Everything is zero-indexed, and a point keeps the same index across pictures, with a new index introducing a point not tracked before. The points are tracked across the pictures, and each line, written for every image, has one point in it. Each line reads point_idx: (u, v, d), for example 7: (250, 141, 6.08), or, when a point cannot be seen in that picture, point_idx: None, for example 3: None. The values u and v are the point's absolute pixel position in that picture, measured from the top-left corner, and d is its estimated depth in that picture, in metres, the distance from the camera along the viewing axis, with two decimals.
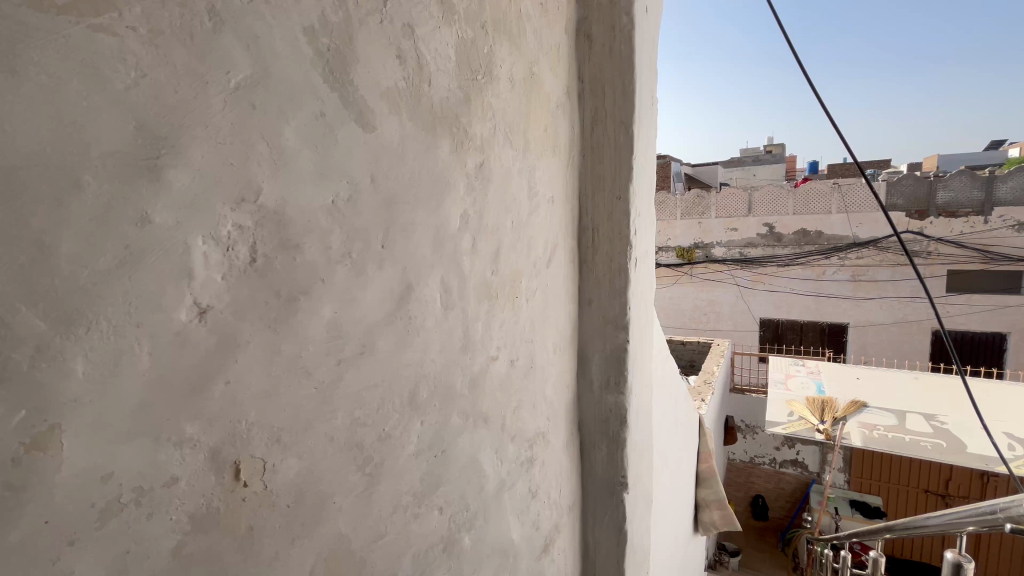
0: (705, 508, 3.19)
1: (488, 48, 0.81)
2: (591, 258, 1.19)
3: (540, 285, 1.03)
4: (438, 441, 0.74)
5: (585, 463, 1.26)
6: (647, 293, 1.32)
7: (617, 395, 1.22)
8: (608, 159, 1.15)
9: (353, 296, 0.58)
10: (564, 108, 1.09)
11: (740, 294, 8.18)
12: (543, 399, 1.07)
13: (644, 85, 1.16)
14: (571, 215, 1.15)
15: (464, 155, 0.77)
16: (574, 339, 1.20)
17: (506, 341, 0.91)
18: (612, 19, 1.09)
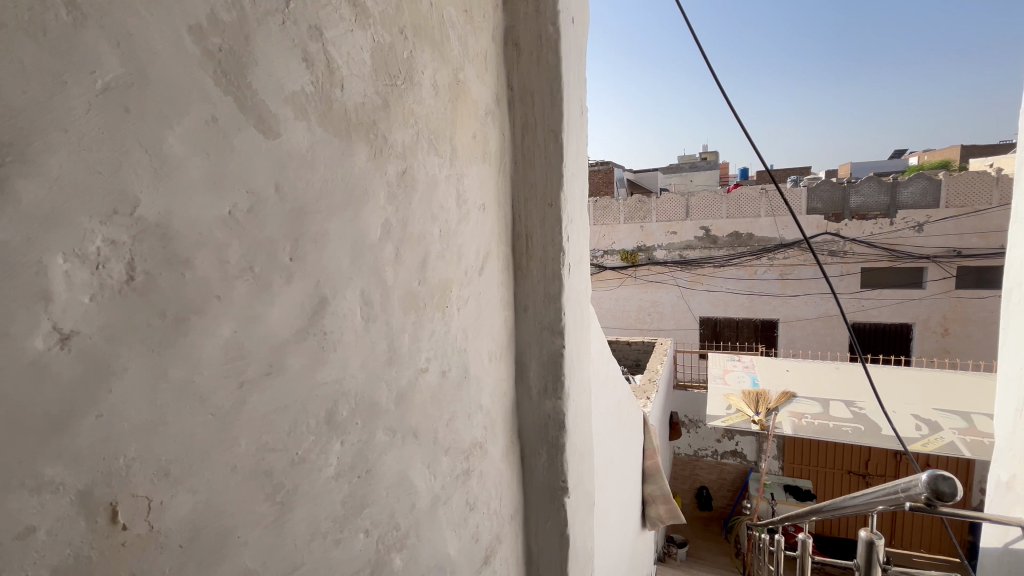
0: (652, 504, 3.29)
1: (408, 53, 0.79)
2: (526, 264, 1.19)
3: (473, 294, 1.02)
4: (362, 461, 0.71)
5: (526, 471, 1.26)
6: (582, 298, 1.34)
7: (555, 401, 1.23)
8: (539, 166, 1.16)
9: (255, 313, 0.55)
10: (494, 116, 1.08)
11: (681, 295, 8.55)
12: (479, 409, 1.06)
13: (572, 94, 1.18)
14: (505, 222, 1.15)
15: (383, 162, 0.74)
16: (511, 346, 1.20)
17: (437, 352, 0.89)
18: (539, 28, 1.10)
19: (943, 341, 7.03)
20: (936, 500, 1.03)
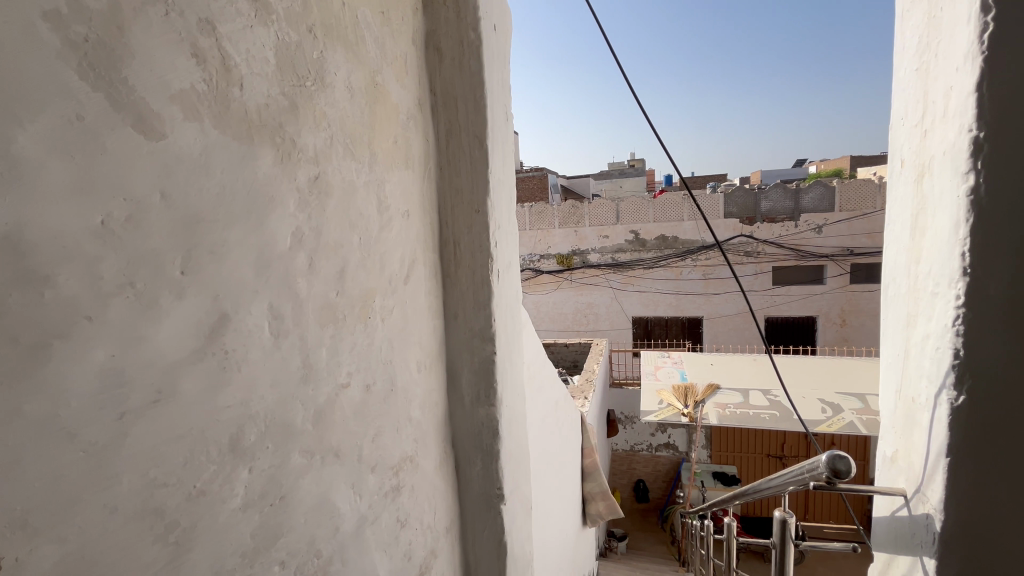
0: (592, 501, 3.37)
1: (318, 53, 0.75)
2: (454, 272, 1.18)
3: (398, 304, 0.98)
4: (273, 488, 0.67)
5: (460, 481, 1.23)
6: (513, 302, 1.34)
7: (488, 408, 1.21)
8: (464, 172, 1.15)
9: (139, 334, 0.50)
10: (416, 121, 1.06)
11: (615, 296, 8.87)
12: (409, 421, 1.02)
13: (496, 100, 1.18)
14: (431, 229, 1.13)
15: (292, 167, 0.70)
16: (441, 355, 1.18)
17: (360, 365, 0.85)
18: (460, 33, 1.10)
19: (842, 331, 7.82)
20: (835, 477, 1.12)
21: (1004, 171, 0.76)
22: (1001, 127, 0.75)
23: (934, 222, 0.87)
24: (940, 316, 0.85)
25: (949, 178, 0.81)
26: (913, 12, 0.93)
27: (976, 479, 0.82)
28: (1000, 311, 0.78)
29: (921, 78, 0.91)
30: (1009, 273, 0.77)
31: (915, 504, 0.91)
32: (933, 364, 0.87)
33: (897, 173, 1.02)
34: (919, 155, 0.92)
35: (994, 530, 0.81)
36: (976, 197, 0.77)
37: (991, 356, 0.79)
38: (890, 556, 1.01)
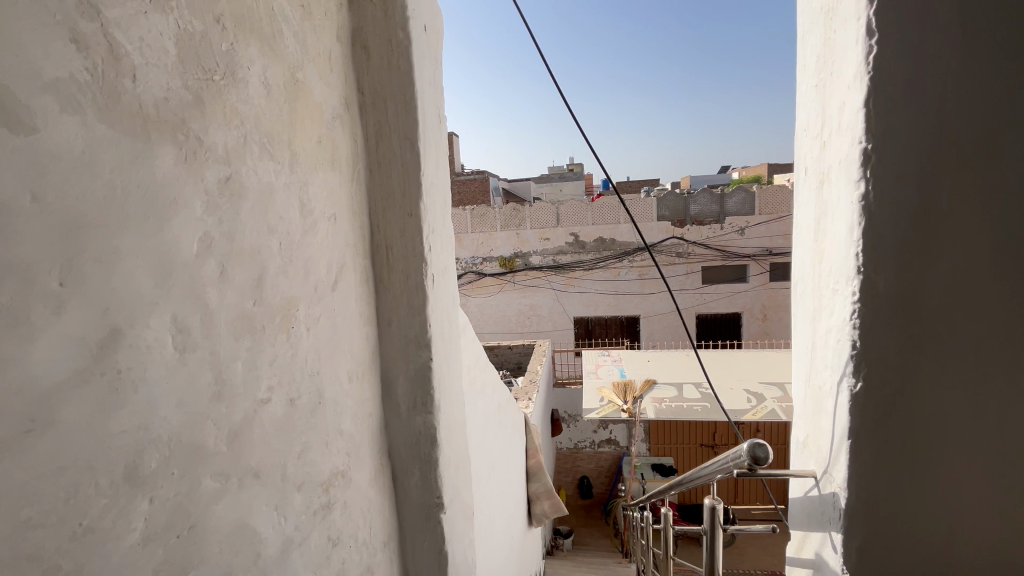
0: (537, 501, 3.40)
1: (228, 45, 0.70)
2: (387, 277, 1.14)
3: (325, 311, 0.94)
4: (180, 517, 0.61)
5: (398, 492, 1.19)
6: (449, 307, 1.31)
7: (425, 416, 1.17)
8: (396, 174, 1.11)
9: (4, 353, 0.44)
10: (343, 121, 1.02)
11: (557, 297, 9.04)
12: (339, 434, 0.98)
13: (427, 102, 1.16)
14: (361, 233, 1.08)
15: (198, 167, 0.65)
16: (374, 364, 1.13)
17: (281, 379, 0.80)
18: (388, 32, 1.06)
19: (763, 325, 8.44)
20: (755, 464, 1.19)
21: (889, 179, 0.84)
22: (886, 140, 0.83)
23: (833, 225, 0.95)
24: (840, 311, 0.92)
25: (845, 186, 0.89)
26: (811, 33, 1.02)
27: (873, 458, 0.90)
28: (889, 305, 0.87)
29: (819, 93, 0.99)
30: (895, 271, 0.86)
31: (824, 484, 0.99)
32: (836, 355, 0.95)
33: (801, 180, 1.10)
34: (819, 165, 1.00)
35: (890, 503, 0.90)
36: (867, 203, 0.85)
37: (883, 346, 0.88)
38: (803, 534, 1.09)
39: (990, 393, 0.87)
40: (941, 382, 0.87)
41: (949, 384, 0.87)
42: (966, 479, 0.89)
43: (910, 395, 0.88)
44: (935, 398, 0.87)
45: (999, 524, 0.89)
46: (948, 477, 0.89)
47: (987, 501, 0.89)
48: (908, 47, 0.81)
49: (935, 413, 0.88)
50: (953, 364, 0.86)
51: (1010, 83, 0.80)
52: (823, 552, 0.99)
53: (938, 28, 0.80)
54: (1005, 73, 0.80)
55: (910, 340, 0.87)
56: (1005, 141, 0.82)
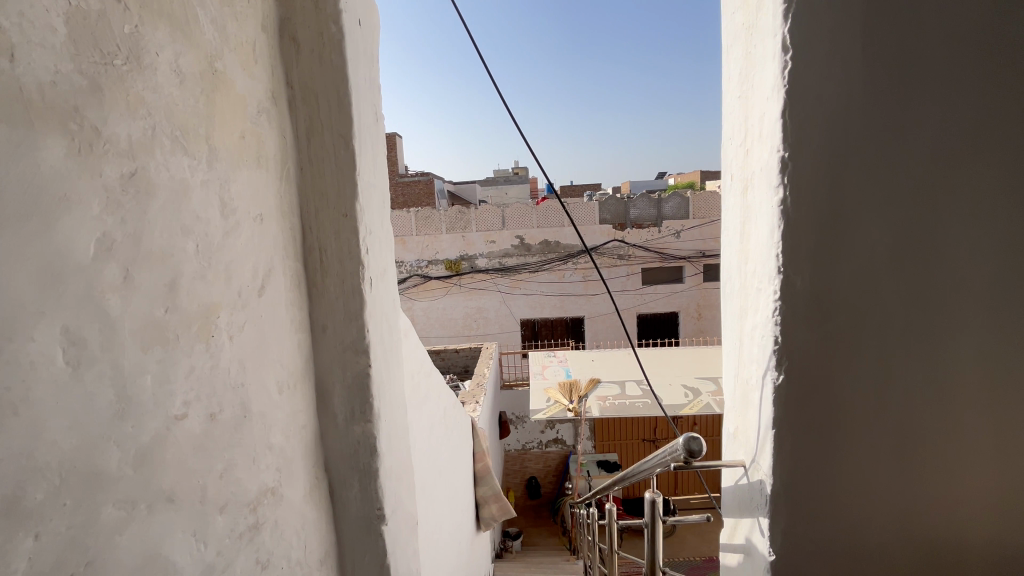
0: (485, 505, 3.38)
1: (132, 28, 0.64)
2: (321, 281, 1.08)
3: (251, 318, 0.87)
4: (74, 549, 0.56)
5: (336, 506, 1.13)
6: (390, 311, 1.26)
7: (364, 426, 1.12)
8: (329, 173, 1.05)
9: None
10: (270, 116, 0.96)
11: (503, 300, 9.07)
12: (269, 449, 0.91)
13: (363, 98, 1.11)
14: (291, 234, 1.02)
15: (96, 161, 0.59)
16: (308, 372, 1.07)
17: (199, 392, 0.74)
18: (319, 24, 1.00)
19: (698, 323, 8.90)
20: (690, 457, 1.24)
21: (803, 185, 0.90)
22: (801, 148, 0.90)
23: (756, 229, 1.01)
24: (763, 309, 0.98)
25: (766, 191, 0.95)
26: (734, 47, 1.08)
27: (795, 446, 0.96)
28: (805, 302, 0.93)
29: (742, 104, 1.05)
30: (810, 270, 0.92)
31: (752, 472, 1.05)
32: (760, 350, 1.00)
33: (728, 185, 1.17)
34: (743, 171, 1.07)
35: (810, 488, 0.97)
36: (785, 207, 0.91)
37: (801, 342, 0.94)
38: (734, 521, 1.14)
39: (894, 382, 0.95)
40: (853, 372, 0.95)
41: (859, 376, 0.95)
42: (875, 462, 0.97)
43: (826, 387, 0.95)
44: (847, 387, 0.95)
45: (903, 501, 0.98)
46: (857, 459, 0.96)
47: (893, 481, 0.97)
48: (818, 63, 0.88)
49: (848, 402, 0.95)
50: (862, 356, 0.94)
51: (907, 100, 0.88)
52: (752, 537, 1.05)
53: (843, 48, 0.87)
54: (903, 90, 0.88)
55: (824, 334, 0.94)
56: (904, 153, 0.90)
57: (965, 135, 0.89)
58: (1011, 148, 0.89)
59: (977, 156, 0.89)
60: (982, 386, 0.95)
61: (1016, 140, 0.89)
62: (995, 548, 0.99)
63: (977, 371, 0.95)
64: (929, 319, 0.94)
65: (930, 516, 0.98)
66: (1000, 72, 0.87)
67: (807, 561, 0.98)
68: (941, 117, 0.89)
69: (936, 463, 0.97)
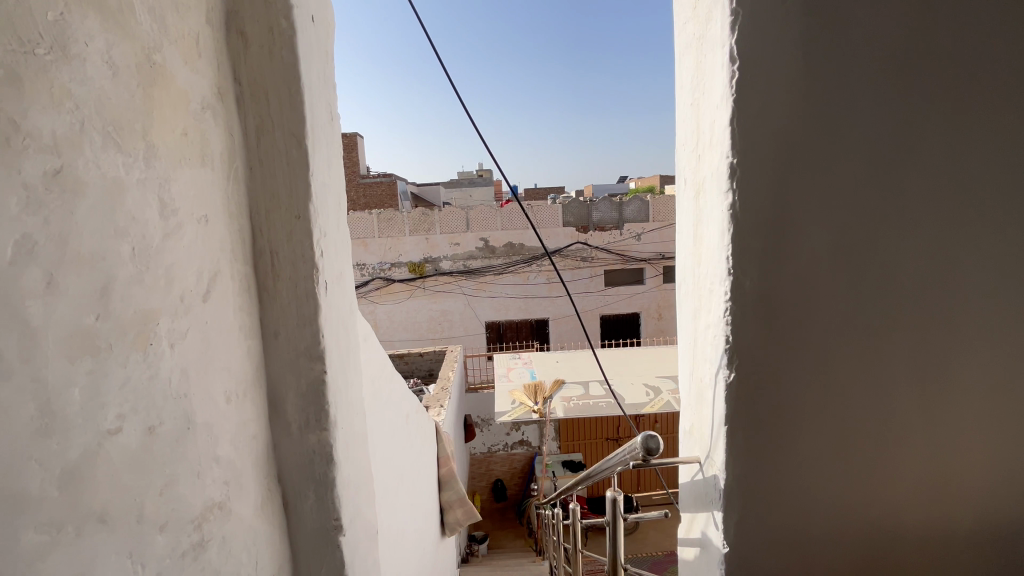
0: (450, 510, 3.34)
1: (58, 17, 0.61)
2: (272, 285, 1.03)
3: (194, 325, 0.83)
4: None
5: (290, 519, 1.09)
6: (347, 316, 1.22)
7: (320, 434, 1.08)
8: (281, 173, 1.01)
9: None
10: (215, 112, 0.92)
11: (468, 302, 9.02)
12: (215, 461, 0.87)
13: (316, 97, 1.07)
14: (238, 236, 0.98)
15: (14, 156, 0.55)
16: (259, 381, 1.03)
17: (135, 403, 0.70)
18: (269, 18, 0.96)
19: (659, 324, 9.13)
20: (648, 455, 1.26)
21: (750, 191, 0.94)
22: (747, 155, 0.93)
23: (708, 232, 1.04)
24: (715, 309, 1.02)
25: (717, 196, 0.99)
26: (685, 56, 1.11)
27: (745, 441, 1.00)
28: (753, 302, 0.97)
29: (694, 111, 1.08)
30: (758, 272, 0.96)
31: (706, 467, 1.09)
32: (713, 349, 1.04)
33: (682, 190, 1.20)
34: (695, 176, 1.10)
35: (761, 481, 1.01)
36: (733, 212, 0.95)
37: (750, 341, 0.98)
38: (691, 515, 1.18)
39: (836, 377, 1.00)
40: (798, 369, 0.99)
41: (804, 372, 0.99)
42: (819, 454, 1.01)
43: (773, 383, 0.99)
44: (794, 382, 0.99)
45: (845, 490, 1.03)
46: (803, 452, 1.01)
47: (837, 471, 1.02)
48: (762, 73, 0.92)
49: (794, 398, 1.00)
50: (806, 353, 0.99)
51: (844, 110, 0.93)
52: (707, 530, 1.08)
53: (785, 61, 0.91)
54: (840, 101, 0.93)
55: (771, 333, 0.98)
56: (843, 160, 0.94)
57: (896, 144, 0.95)
58: (936, 156, 0.95)
59: (906, 163, 0.95)
60: (914, 379, 1.01)
61: (940, 149, 0.95)
62: (928, 531, 1.06)
63: (909, 365, 1.01)
64: (867, 317, 0.99)
65: (870, 503, 1.04)
66: (925, 84, 0.93)
67: (759, 551, 1.02)
68: (874, 126, 0.94)
69: (874, 453, 1.03)
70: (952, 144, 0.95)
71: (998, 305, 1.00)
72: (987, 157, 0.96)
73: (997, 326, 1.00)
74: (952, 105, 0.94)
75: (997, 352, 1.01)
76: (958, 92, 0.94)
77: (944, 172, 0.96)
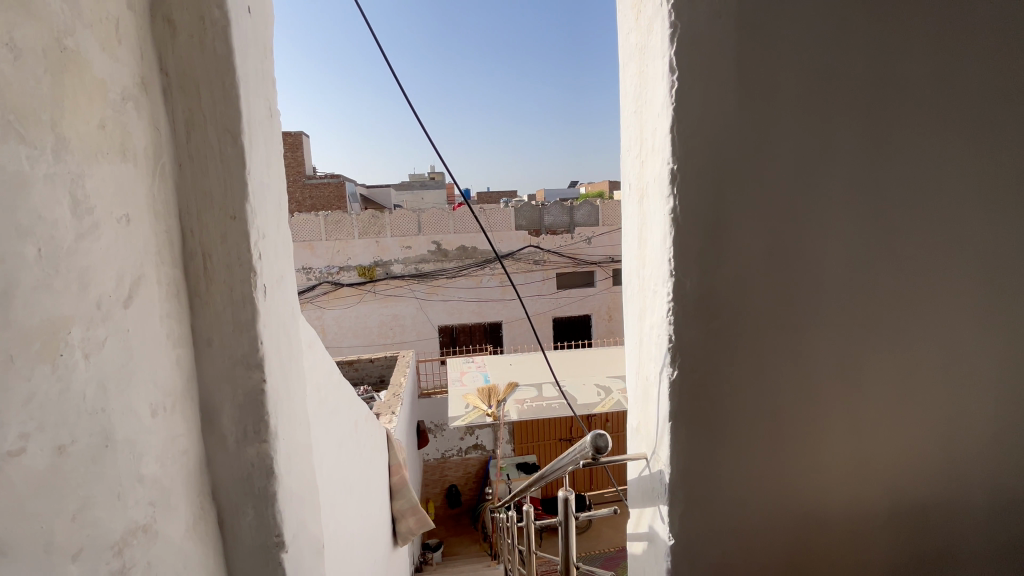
0: (402, 519, 3.26)
1: None
2: (205, 290, 0.97)
3: (114, 334, 0.77)
4: None
5: (226, 537, 1.02)
6: (288, 321, 1.17)
7: (259, 446, 1.02)
8: (214, 171, 0.95)
9: None
10: (138, 104, 0.85)
11: (420, 306, 8.88)
12: (139, 480, 0.80)
13: (253, 91, 1.01)
14: (166, 237, 0.91)
15: None
16: (190, 392, 0.96)
17: (41, 418, 0.64)
18: (199, 7, 0.90)
19: (609, 325, 9.37)
20: (597, 454, 1.29)
21: (689, 196, 0.99)
22: (686, 162, 0.98)
23: (652, 236, 1.08)
24: (659, 309, 1.06)
25: (659, 200, 1.02)
26: (629, 65, 1.15)
27: (688, 436, 1.04)
28: (693, 301, 1.01)
29: (637, 119, 1.12)
30: (697, 274, 1.01)
31: (653, 463, 1.12)
32: (658, 348, 1.08)
33: (627, 194, 1.24)
34: (640, 181, 1.14)
35: (703, 473, 1.05)
36: (675, 216, 0.99)
37: (692, 340, 1.02)
38: (639, 510, 1.21)
39: (769, 372, 1.06)
40: (735, 365, 1.04)
41: (741, 369, 1.05)
42: (755, 445, 1.07)
43: (713, 380, 1.04)
44: (732, 377, 1.04)
45: (778, 478, 1.09)
46: (741, 443, 1.06)
47: (771, 460, 1.08)
48: (699, 85, 0.96)
49: (733, 393, 1.05)
50: (741, 350, 1.04)
51: (772, 120, 0.99)
52: (655, 523, 1.11)
53: (720, 72, 0.96)
54: (769, 112, 0.99)
55: (710, 331, 1.03)
56: (774, 167, 1.00)
57: (821, 154, 1.02)
58: (856, 166, 1.03)
59: (829, 173, 1.02)
60: (838, 372, 1.09)
61: (859, 160, 1.03)
62: (852, 513, 1.14)
63: (833, 359, 1.09)
64: (798, 314, 1.06)
65: (801, 488, 1.11)
66: (845, 100, 1.01)
67: (702, 541, 1.07)
68: (801, 137, 1.00)
69: (804, 442, 1.10)
70: (869, 156, 1.03)
71: (909, 304, 1.09)
72: (898, 168, 1.04)
73: (909, 323, 1.10)
74: (868, 119, 1.02)
75: (909, 347, 1.11)
76: (873, 108, 1.02)
77: (862, 181, 1.04)
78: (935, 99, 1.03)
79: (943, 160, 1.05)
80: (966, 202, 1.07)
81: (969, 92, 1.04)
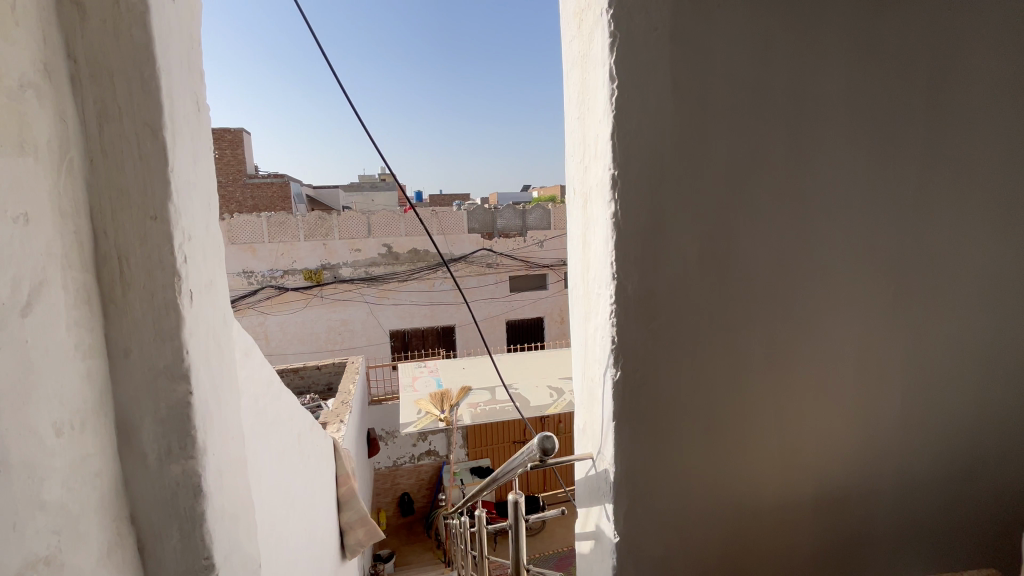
0: (350, 531, 3.14)
1: None
2: (121, 296, 0.89)
3: (7, 345, 0.69)
4: None
5: (146, 562, 0.94)
6: (219, 329, 1.09)
7: (184, 464, 0.94)
8: (131, 167, 0.87)
9: None
10: (39, 92, 0.78)
11: (370, 311, 8.62)
12: (39, 507, 0.73)
13: (177, 83, 0.94)
14: (73, 238, 0.83)
15: None
16: (103, 407, 0.88)
17: None
18: None
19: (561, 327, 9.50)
20: (544, 455, 1.30)
21: (629, 201, 1.01)
22: (626, 168, 1.00)
23: (595, 239, 1.10)
24: (602, 311, 1.08)
25: (602, 204, 1.05)
26: (573, 72, 1.17)
27: (632, 434, 1.07)
28: (634, 303, 1.04)
29: (580, 125, 1.14)
30: (638, 277, 1.04)
31: (598, 462, 1.14)
32: (603, 350, 1.10)
33: (572, 198, 1.26)
34: (583, 186, 1.16)
35: (646, 470, 1.08)
36: (616, 220, 1.01)
37: (634, 342, 1.05)
38: (586, 510, 1.22)
39: (707, 370, 1.11)
40: (674, 364, 1.08)
41: (680, 368, 1.09)
42: (694, 440, 1.11)
43: (655, 380, 1.07)
44: (671, 376, 1.08)
45: (716, 471, 1.14)
46: (680, 440, 1.10)
47: (709, 454, 1.13)
48: (637, 93, 0.99)
49: (672, 393, 1.09)
50: (680, 350, 1.08)
51: (705, 130, 1.04)
52: (602, 522, 1.13)
53: (657, 82, 1.00)
54: (702, 122, 1.03)
55: (650, 333, 1.06)
56: (707, 175, 1.05)
57: (750, 163, 1.07)
58: (780, 175, 1.10)
59: (757, 180, 1.08)
60: (768, 368, 1.16)
61: (784, 170, 1.10)
62: (783, 501, 1.21)
63: (764, 357, 1.15)
64: (732, 315, 1.11)
65: (736, 479, 1.16)
66: (771, 113, 1.07)
67: (645, 536, 1.09)
68: (732, 146, 1.06)
69: (737, 435, 1.15)
70: (793, 166, 1.10)
71: (830, 304, 1.17)
72: (819, 178, 1.12)
73: (831, 322, 1.18)
74: (791, 132, 1.09)
75: (831, 345, 1.19)
76: (795, 122, 1.09)
77: (787, 189, 1.10)
78: (849, 115, 1.12)
79: (858, 172, 1.14)
80: (877, 211, 1.16)
81: (878, 110, 1.13)
